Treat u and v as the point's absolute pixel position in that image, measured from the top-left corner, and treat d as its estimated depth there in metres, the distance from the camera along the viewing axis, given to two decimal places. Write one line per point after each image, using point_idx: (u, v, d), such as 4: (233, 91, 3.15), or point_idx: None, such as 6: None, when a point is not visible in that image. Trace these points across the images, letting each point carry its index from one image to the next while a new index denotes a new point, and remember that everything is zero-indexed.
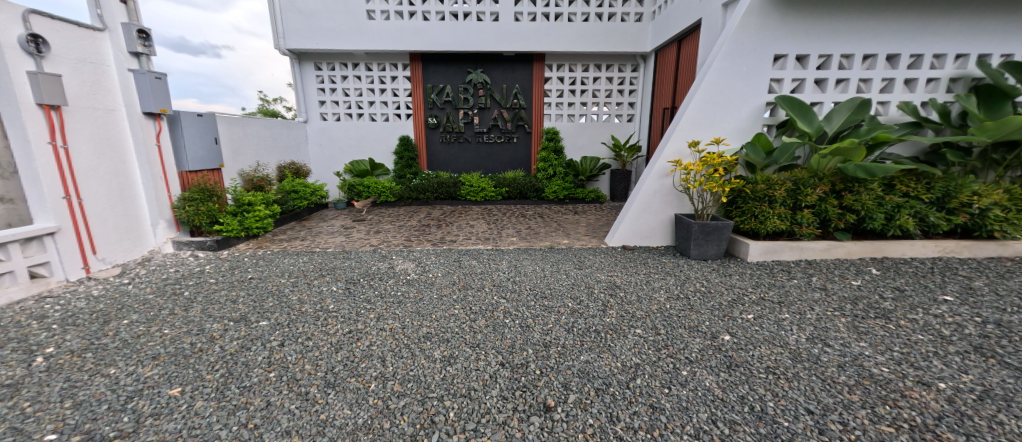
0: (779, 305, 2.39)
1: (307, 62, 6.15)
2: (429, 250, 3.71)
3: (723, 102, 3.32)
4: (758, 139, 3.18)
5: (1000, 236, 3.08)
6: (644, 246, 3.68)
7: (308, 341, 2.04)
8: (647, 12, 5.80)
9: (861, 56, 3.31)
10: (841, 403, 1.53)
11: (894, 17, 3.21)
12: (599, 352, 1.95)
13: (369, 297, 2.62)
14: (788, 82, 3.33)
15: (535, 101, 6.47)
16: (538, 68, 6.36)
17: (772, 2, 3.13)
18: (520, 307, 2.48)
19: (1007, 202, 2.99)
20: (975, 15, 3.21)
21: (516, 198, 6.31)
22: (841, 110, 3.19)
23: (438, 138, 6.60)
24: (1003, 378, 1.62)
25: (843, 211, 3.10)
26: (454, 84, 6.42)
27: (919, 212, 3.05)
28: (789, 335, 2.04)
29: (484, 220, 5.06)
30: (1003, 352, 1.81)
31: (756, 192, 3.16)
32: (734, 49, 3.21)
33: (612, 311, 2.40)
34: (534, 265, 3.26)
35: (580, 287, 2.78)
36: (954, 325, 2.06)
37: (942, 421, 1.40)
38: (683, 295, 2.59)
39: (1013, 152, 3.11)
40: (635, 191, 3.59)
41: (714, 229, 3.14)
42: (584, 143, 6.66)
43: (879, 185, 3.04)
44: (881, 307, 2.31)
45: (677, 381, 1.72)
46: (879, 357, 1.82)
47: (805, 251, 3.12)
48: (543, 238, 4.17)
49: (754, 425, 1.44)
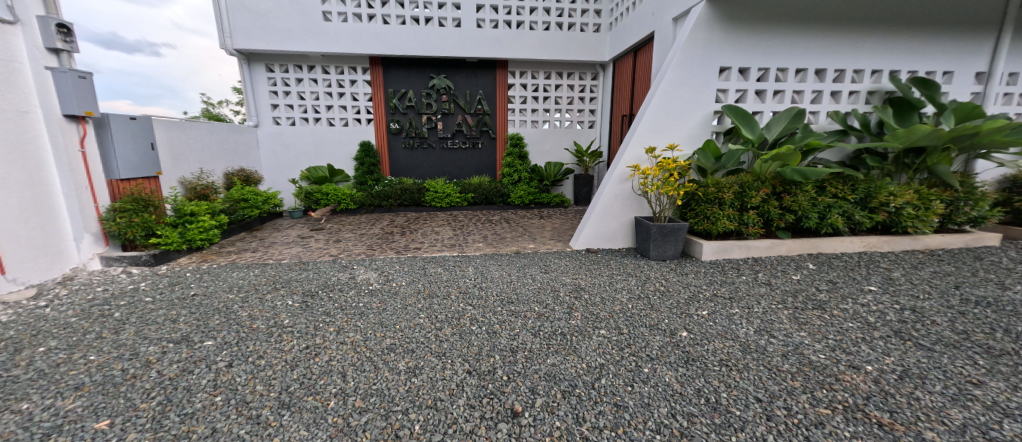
0: (730, 300, 2.55)
1: (257, 63, 5.83)
2: (393, 259, 3.60)
3: (676, 110, 3.51)
4: (708, 145, 3.38)
5: (913, 232, 3.46)
6: (606, 248, 3.79)
7: (260, 360, 1.91)
8: (604, 23, 6.03)
9: (794, 70, 3.63)
10: (786, 390, 1.65)
11: (818, 36, 3.56)
12: (566, 355, 1.98)
13: (329, 309, 2.50)
14: (733, 93, 3.59)
15: (499, 107, 6.52)
16: (501, 74, 6.41)
17: (715, 18, 3.37)
18: (487, 313, 2.46)
19: (917, 202, 3.38)
20: (888, 36, 3.63)
21: (482, 204, 6.30)
22: (778, 119, 3.47)
23: (401, 143, 6.47)
24: (918, 359, 1.82)
25: (783, 211, 3.37)
26: (417, 89, 6.33)
27: (846, 211, 3.38)
28: (739, 329, 2.18)
29: (450, 227, 4.99)
30: (918, 334, 2.03)
31: (707, 195, 3.35)
32: (683, 61, 3.41)
33: (577, 313, 2.45)
34: (501, 270, 3.26)
35: (546, 291, 2.80)
36: (877, 312, 2.30)
37: (870, 400, 1.55)
38: (644, 295, 2.69)
39: (921, 158, 3.52)
40: (597, 195, 3.70)
41: (671, 231, 3.29)
42: (548, 148, 6.76)
43: (812, 187, 3.34)
44: (817, 298, 2.53)
45: (639, 378, 1.78)
46: (817, 345, 1.98)
47: (751, 249, 3.34)
48: (509, 243, 4.18)
49: (710, 416, 1.52)
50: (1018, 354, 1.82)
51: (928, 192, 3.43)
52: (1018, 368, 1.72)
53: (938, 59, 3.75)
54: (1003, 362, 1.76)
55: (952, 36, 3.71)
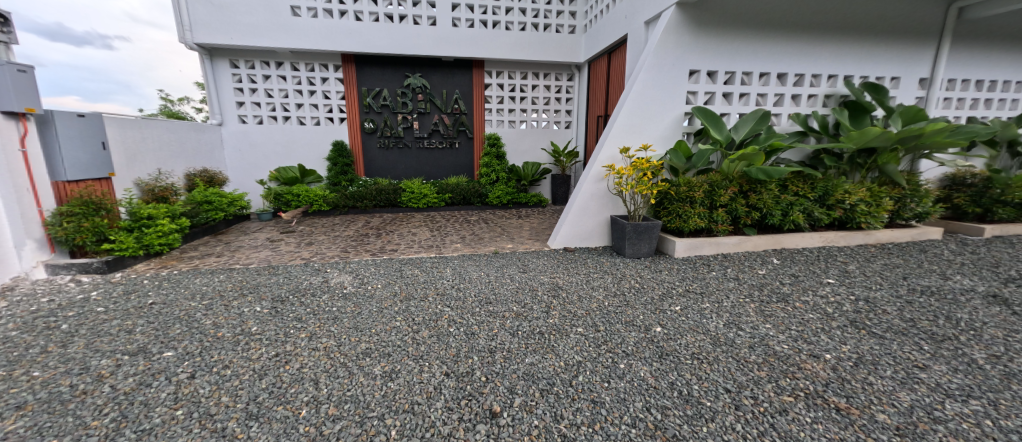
0: (701, 295, 2.64)
1: (221, 59, 5.58)
2: (369, 262, 3.51)
3: (649, 111, 3.60)
4: (679, 145, 3.49)
5: (866, 227, 3.70)
6: (583, 247, 3.84)
7: (225, 370, 1.82)
8: (579, 25, 6.11)
9: (758, 73, 3.80)
10: (753, 380, 1.73)
11: (780, 41, 3.74)
12: (544, 353, 1.99)
13: (300, 315, 2.41)
14: (702, 95, 3.72)
15: (476, 106, 6.49)
16: (478, 74, 6.38)
17: (685, 22, 3.48)
18: (465, 314, 2.45)
19: (869, 199, 3.61)
20: (842, 43, 3.85)
21: (460, 204, 6.26)
22: (745, 120, 3.62)
23: (376, 143, 6.33)
24: (870, 346, 1.95)
25: (750, 209, 3.52)
26: (392, 88, 6.21)
27: (807, 208, 3.56)
28: (710, 323, 2.26)
29: (427, 228, 4.93)
30: (871, 323, 2.17)
31: (679, 194, 3.46)
32: (655, 63, 3.50)
33: (555, 312, 2.47)
34: (479, 270, 3.24)
35: (524, 290, 2.82)
36: (835, 303, 2.44)
37: (829, 387, 1.65)
38: (620, 292, 2.75)
39: (872, 157, 3.76)
40: (573, 194, 3.75)
41: (645, 229, 3.37)
42: (525, 148, 6.78)
43: (775, 186, 3.51)
44: (781, 291, 2.66)
45: (615, 374, 1.82)
46: (781, 336, 2.08)
47: (720, 245, 3.48)
48: (487, 243, 4.17)
49: (683, 408, 1.57)
50: (957, 338, 1.98)
51: (879, 190, 3.67)
52: (957, 352, 1.86)
53: (887, 66, 4.01)
54: (945, 347, 1.91)
55: (899, 44, 3.98)
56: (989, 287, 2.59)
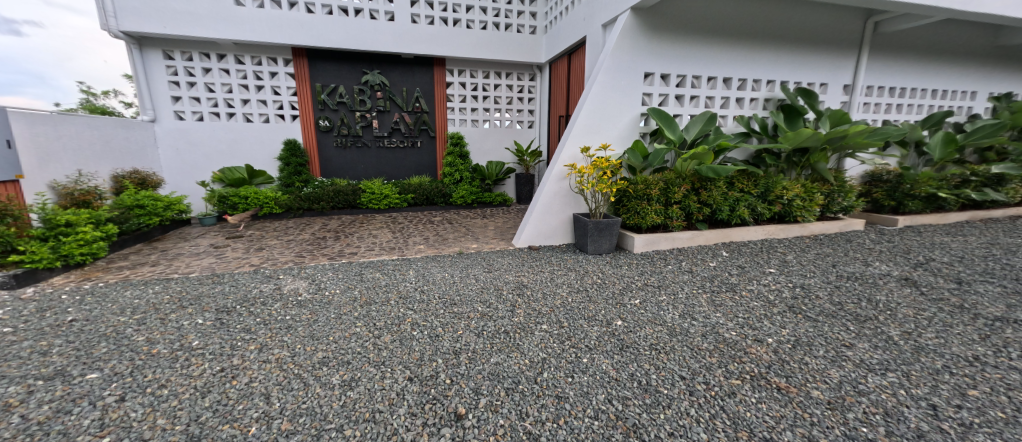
0: (658, 288, 2.77)
1: (152, 50, 5.10)
2: (326, 266, 3.35)
3: (607, 111, 3.71)
4: (636, 145, 3.62)
5: (801, 220, 4.04)
6: (547, 245, 3.89)
7: (162, 389, 1.66)
8: (540, 26, 6.18)
9: (706, 77, 4.03)
10: (705, 366, 1.83)
11: (724, 48, 3.99)
12: (509, 352, 2.00)
13: (249, 325, 2.26)
14: (656, 97, 3.89)
15: (437, 105, 6.39)
16: (439, 72, 6.29)
17: (638, 27, 3.62)
18: (429, 317, 2.40)
19: (804, 194, 3.94)
20: (778, 51, 4.18)
21: (423, 205, 6.13)
22: (695, 121, 3.83)
23: (332, 142, 6.05)
24: (805, 328, 2.13)
25: (701, 205, 3.73)
26: (348, 84, 5.96)
27: (751, 204, 3.83)
28: (666, 314, 2.37)
29: (389, 229, 4.78)
30: (806, 308, 2.37)
31: (637, 191, 3.61)
32: (612, 66, 3.61)
33: (520, 310, 2.49)
34: (443, 272, 3.19)
35: (489, 290, 2.81)
36: (776, 291, 2.65)
37: (771, 368, 1.78)
38: (582, 288, 2.82)
39: (805, 156, 4.11)
40: (537, 193, 3.79)
41: (606, 226, 3.47)
42: (489, 148, 6.75)
43: (723, 183, 3.75)
44: (729, 281, 2.85)
45: (578, 368, 1.86)
46: (730, 324, 2.22)
47: (676, 240, 3.65)
48: (451, 243, 4.12)
49: (642, 397, 1.64)
50: (877, 318, 2.21)
51: (812, 186, 4.02)
52: (878, 330, 2.08)
53: (817, 73, 4.39)
54: (867, 327, 2.12)
55: (826, 54, 4.38)
56: (902, 271, 2.92)
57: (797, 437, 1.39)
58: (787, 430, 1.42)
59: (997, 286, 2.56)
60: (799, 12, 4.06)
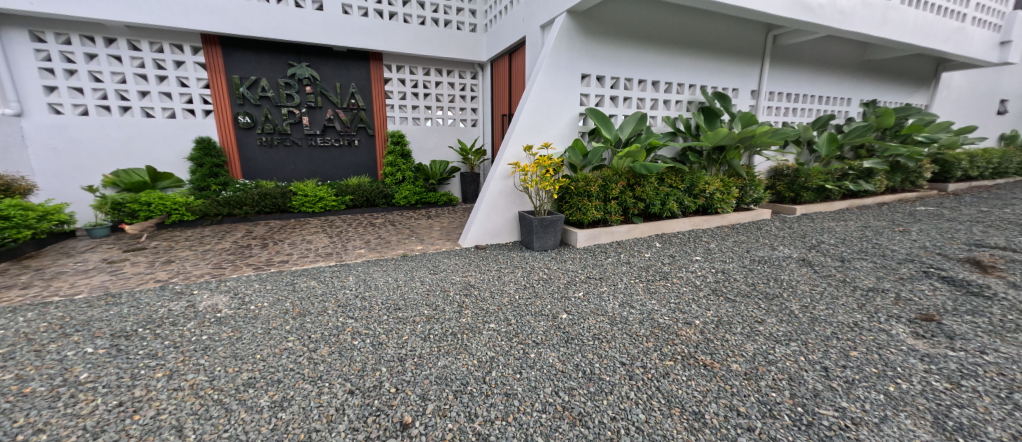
0: (599, 280, 2.90)
1: (14, 30, 4.26)
2: (251, 277, 3.03)
3: (547, 111, 3.80)
4: (576, 143, 3.75)
5: (721, 211, 4.48)
6: (494, 244, 3.90)
7: (37, 436, 1.39)
8: (480, 24, 6.16)
9: (637, 80, 4.31)
10: (642, 351, 1.96)
11: (651, 54, 4.30)
12: (457, 354, 1.97)
13: (156, 349, 1.97)
14: (593, 97, 4.07)
15: (375, 102, 6.09)
16: (375, 67, 6.00)
17: (574, 29, 3.75)
18: (371, 324, 2.28)
19: (722, 188, 4.38)
20: (698, 58, 4.60)
21: (363, 207, 5.83)
22: (628, 121, 4.08)
23: (256, 140, 5.51)
24: (725, 308, 2.37)
25: (636, 200, 3.98)
26: (273, 78, 5.47)
27: (679, 198, 4.17)
28: (607, 304, 2.50)
29: (325, 234, 4.47)
30: (726, 290, 2.64)
31: (578, 188, 3.75)
32: (551, 66, 3.71)
33: (467, 311, 2.46)
34: (386, 276, 3.05)
35: (435, 292, 2.74)
36: (701, 276, 2.91)
37: (698, 347, 1.96)
38: (529, 284, 2.87)
39: (722, 154, 4.57)
40: (482, 192, 3.77)
41: (550, 222, 3.56)
42: (432, 146, 6.59)
43: (654, 179, 4.04)
44: (662, 270, 3.08)
45: (526, 364, 1.88)
46: (663, 309, 2.40)
47: (615, 234, 3.85)
48: (395, 246, 3.96)
49: (586, 386, 1.70)
50: (782, 295, 2.53)
51: (729, 181, 4.48)
52: (782, 305, 2.38)
53: (730, 78, 4.91)
54: (774, 303, 2.42)
55: (737, 62, 4.90)
56: (799, 253, 3.37)
57: (720, 407, 1.54)
58: (713, 402, 1.56)
59: (869, 261, 3.05)
60: (711, 23, 4.52)
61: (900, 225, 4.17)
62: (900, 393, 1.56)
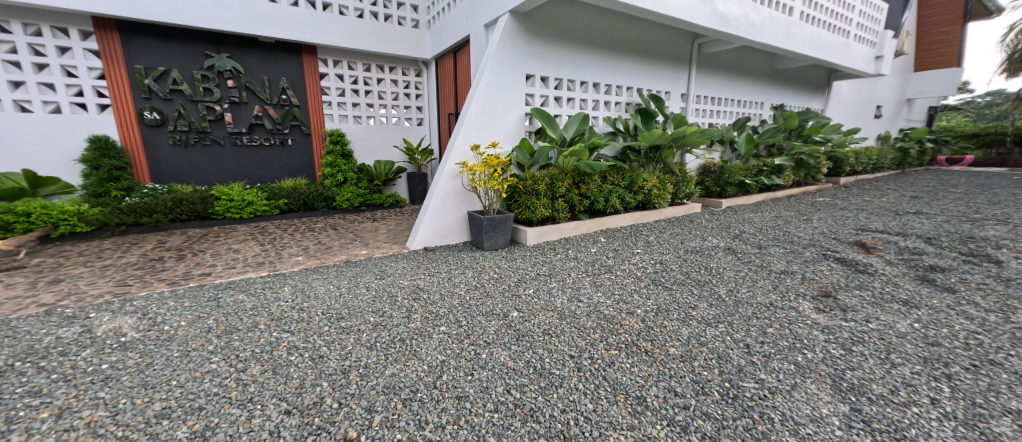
0: (549, 277, 2.97)
1: None
2: (165, 294, 2.68)
3: (494, 110, 3.81)
4: (523, 142, 3.79)
5: (658, 206, 4.80)
6: (443, 245, 3.83)
7: None
8: (422, 20, 6.00)
9: (579, 81, 4.48)
10: (590, 342, 2.03)
11: (591, 57, 4.49)
12: (406, 361, 1.90)
13: (39, 385, 1.67)
14: (538, 97, 4.15)
15: (311, 98, 5.70)
16: (309, 61, 5.60)
17: (517, 30, 3.79)
18: (311, 337, 2.12)
19: (659, 184, 4.69)
20: (633, 62, 4.89)
21: (301, 211, 5.43)
22: (572, 121, 4.21)
23: (169, 139, 4.90)
24: (664, 297, 2.54)
25: (582, 197, 4.13)
26: (187, 69, 4.90)
27: (620, 194, 4.40)
28: (557, 300, 2.56)
29: (256, 241, 4.09)
30: (664, 279, 2.84)
31: (526, 187, 3.80)
32: (496, 66, 3.71)
33: (416, 315, 2.39)
34: (327, 284, 2.86)
35: (382, 299, 2.62)
36: (642, 268, 3.09)
37: (641, 335, 2.08)
38: (480, 284, 2.85)
39: (658, 153, 4.90)
40: (429, 192, 3.68)
41: (499, 222, 3.57)
42: (376, 146, 6.26)
43: (598, 177, 4.22)
44: (607, 263, 3.22)
45: (478, 365, 1.87)
46: (608, 301, 2.51)
47: (563, 231, 3.95)
48: (336, 252, 3.73)
49: (537, 381, 1.73)
50: (712, 281, 2.77)
51: (664, 178, 4.81)
52: (712, 291, 2.61)
53: (662, 82, 5.27)
54: (705, 289, 2.64)
55: (668, 67, 5.28)
56: (726, 242, 3.71)
57: (660, 390, 1.64)
58: (654, 386, 1.67)
59: (781, 247, 3.45)
60: (644, 30, 4.83)
61: (804, 214, 4.76)
62: (807, 362, 1.77)
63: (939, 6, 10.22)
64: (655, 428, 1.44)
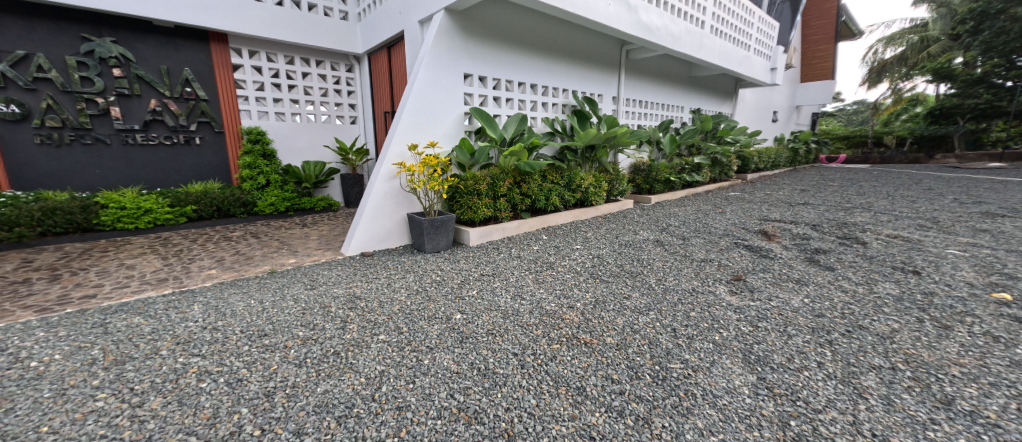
0: (492, 276, 2.97)
1: None
2: (31, 324, 2.22)
3: (431, 109, 3.71)
4: (463, 142, 3.75)
5: (595, 203, 5.04)
6: (382, 249, 3.65)
7: None
8: (352, 12, 5.67)
9: (516, 82, 4.56)
10: (532, 339, 2.07)
11: (528, 59, 4.60)
12: (341, 375, 1.77)
13: None
14: (476, 97, 4.14)
15: (223, 92, 5.10)
16: (219, 50, 5.00)
17: (453, 28, 3.74)
18: (227, 359, 1.89)
19: (595, 182, 4.93)
20: (568, 65, 5.10)
21: (215, 218, 4.85)
22: (512, 121, 4.25)
23: (34, 137, 4.12)
24: (601, 289, 2.67)
25: (523, 196, 4.20)
26: (58, 54, 4.15)
27: (560, 193, 4.55)
28: (500, 299, 2.57)
29: (159, 255, 3.56)
30: (601, 273, 2.98)
31: (467, 187, 3.77)
32: (432, 64, 3.62)
33: (352, 325, 2.25)
34: (248, 299, 2.59)
35: (313, 310, 2.42)
36: (582, 263, 3.22)
37: (580, 328, 2.16)
38: (421, 289, 2.77)
39: (593, 152, 5.15)
40: (364, 195, 3.49)
41: (441, 223, 3.50)
42: (304, 145, 5.76)
43: (538, 176, 4.32)
44: (549, 260, 3.31)
45: (419, 372, 1.80)
46: (550, 297, 2.58)
47: (506, 230, 3.98)
48: (259, 262, 3.38)
49: (481, 383, 1.72)
50: (643, 272, 2.97)
51: (600, 176, 5.07)
52: (643, 281, 2.80)
53: (595, 85, 5.57)
54: (637, 280, 2.83)
55: (600, 71, 5.59)
56: (655, 235, 4.00)
57: (599, 379, 1.72)
58: (593, 375, 1.74)
59: (702, 238, 3.80)
60: (576, 35, 5.07)
61: (720, 207, 5.32)
62: (722, 340, 1.98)
63: (818, 27, 12.03)
64: (593, 415, 1.50)
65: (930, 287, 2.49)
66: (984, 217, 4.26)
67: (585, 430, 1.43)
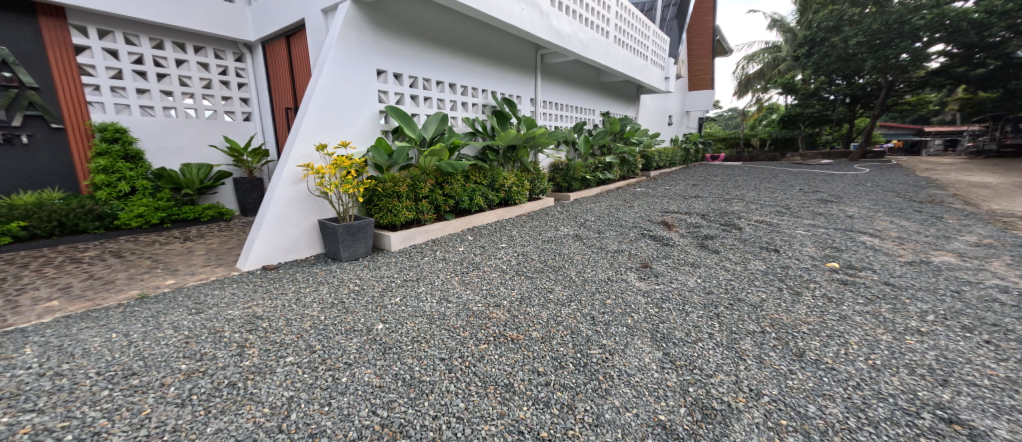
0: (417, 281, 2.85)
1: None
2: None
3: (342, 106, 3.44)
4: (379, 142, 3.55)
5: (519, 202, 5.16)
6: (289, 261, 3.28)
7: None
8: None
9: (434, 81, 4.46)
10: (460, 341, 2.04)
11: (444, 57, 4.54)
12: (238, 409, 1.54)
13: None
14: (392, 95, 3.95)
15: (62, 78, 4.10)
16: (52, 25, 4.01)
17: (362, 20, 3.51)
18: (77, 410, 1.52)
19: (517, 182, 5.05)
20: (485, 66, 5.16)
21: (57, 236, 3.87)
22: (431, 121, 4.14)
23: None
24: (525, 285, 2.74)
25: (446, 197, 4.12)
26: None
27: (483, 193, 4.56)
28: (425, 304, 2.48)
29: None
30: (526, 269, 3.06)
31: (386, 190, 3.57)
32: (339, 57, 3.35)
33: (253, 350, 1.97)
34: (109, 332, 2.11)
35: (200, 338, 2.07)
36: (507, 261, 3.27)
37: (507, 325, 2.19)
38: (337, 301, 2.54)
39: (515, 152, 5.27)
40: (264, 201, 3.10)
41: (358, 228, 3.27)
42: (185, 145, 4.92)
43: (461, 176, 4.28)
44: (474, 260, 3.30)
45: (336, 391, 1.65)
46: (476, 297, 2.57)
47: (430, 232, 3.87)
48: (123, 286, 2.79)
49: (406, 394, 1.64)
50: (564, 266, 3.12)
51: (522, 175, 5.21)
52: (564, 274, 2.94)
53: (513, 87, 5.73)
54: (558, 273, 2.96)
55: (518, 73, 5.77)
56: (574, 230, 4.24)
57: (525, 373, 1.76)
58: (520, 370, 1.77)
59: (615, 231, 4.14)
60: (491, 36, 5.15)
61: (629, 202, 5.85)
62: (634, 322, 2.17)
63: (699, 43, 13.98)
64: (522, 410, 1.53)
65: (786, 262, 3.04)
66: (820, 203, 5.37)
67: (514, 425, 1.44)
